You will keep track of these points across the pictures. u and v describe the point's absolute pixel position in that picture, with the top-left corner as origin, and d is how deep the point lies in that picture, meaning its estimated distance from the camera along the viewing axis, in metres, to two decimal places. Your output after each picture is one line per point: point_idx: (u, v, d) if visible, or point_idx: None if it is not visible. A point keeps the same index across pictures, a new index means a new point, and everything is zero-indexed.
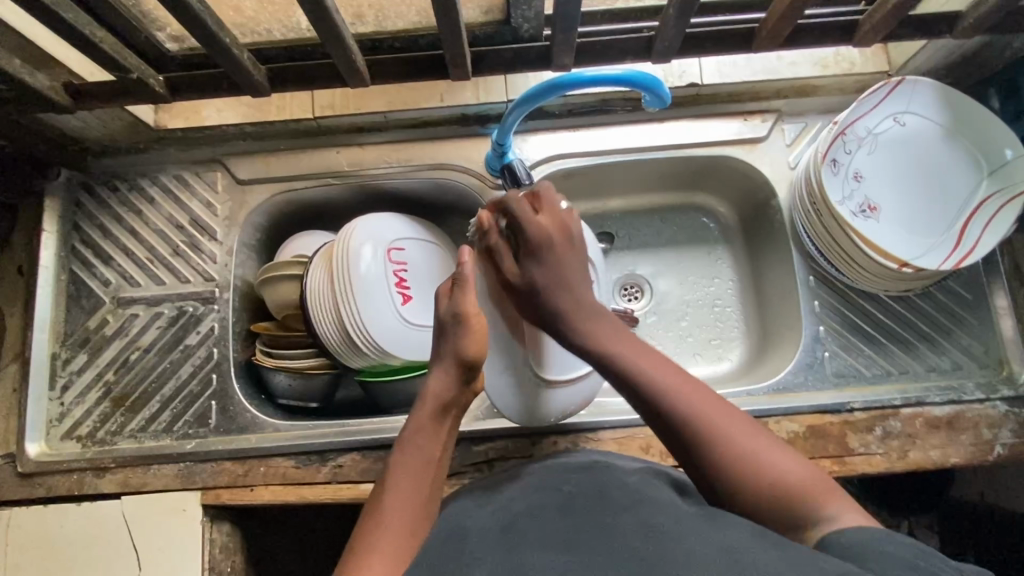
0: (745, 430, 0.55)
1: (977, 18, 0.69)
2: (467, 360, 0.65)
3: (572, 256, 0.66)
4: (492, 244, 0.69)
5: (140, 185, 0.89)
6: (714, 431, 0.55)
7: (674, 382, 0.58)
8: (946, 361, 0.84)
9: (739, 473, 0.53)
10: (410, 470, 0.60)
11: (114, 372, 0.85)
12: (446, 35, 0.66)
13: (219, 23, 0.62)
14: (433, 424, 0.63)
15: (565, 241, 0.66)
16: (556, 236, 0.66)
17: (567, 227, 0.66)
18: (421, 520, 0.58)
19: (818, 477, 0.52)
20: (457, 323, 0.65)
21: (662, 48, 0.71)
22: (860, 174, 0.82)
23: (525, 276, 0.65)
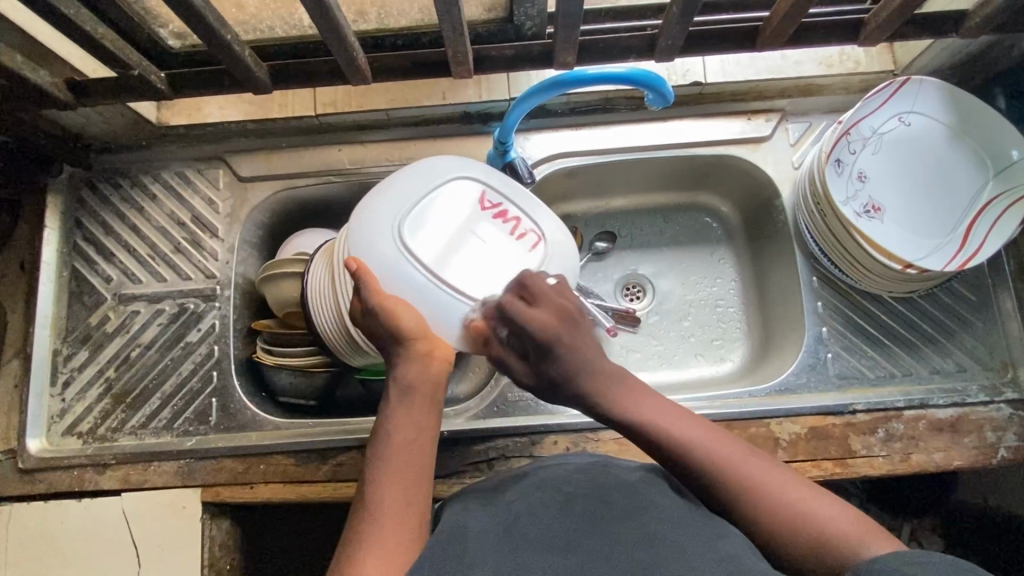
0: (783, 483, 0.54)
1: (984, 17, 0.68)
2: (401, 336, 0.61)
3: (579, 343, 0.62)
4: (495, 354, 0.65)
5: (143, 182, 0.89)
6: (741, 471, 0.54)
7: (707, 437, 0.57)
8: (951, 363, 0.83)
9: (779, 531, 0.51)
10: (390, 457, 0.56)
11: (115, 369, 0.85)
12: (448, 33, 0.65)
13: (220, 19, 0.61)
14: (405, 405, 0.59)
15: (568, 323, 0.62)
16: (558, 330, 0.61)
17: (563, 312, 0.62)
18: (411, 504, 0.54)
19: (856, 521, 0.50)
20: (370, 314, 0.62)
21: (665, 46, 0.71)
22: (864, 174, 0.81)
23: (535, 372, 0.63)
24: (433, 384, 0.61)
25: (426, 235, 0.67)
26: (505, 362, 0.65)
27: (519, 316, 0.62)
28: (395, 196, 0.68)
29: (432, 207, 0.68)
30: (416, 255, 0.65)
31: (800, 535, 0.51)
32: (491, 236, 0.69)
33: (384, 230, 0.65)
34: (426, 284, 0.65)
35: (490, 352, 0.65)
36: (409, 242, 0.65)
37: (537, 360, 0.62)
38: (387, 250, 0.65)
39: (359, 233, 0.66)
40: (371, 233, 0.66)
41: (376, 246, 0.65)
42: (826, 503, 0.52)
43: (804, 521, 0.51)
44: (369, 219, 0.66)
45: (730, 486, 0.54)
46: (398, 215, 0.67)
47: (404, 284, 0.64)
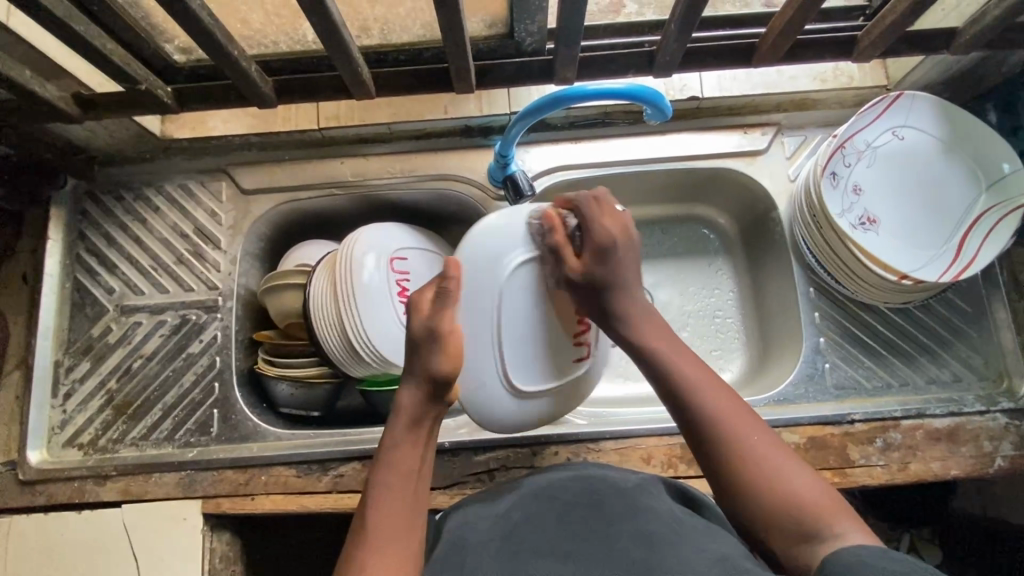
0: (771, 449, 0.54)
1: (974, 34, 0.70)
2: (439, 378, 0.59)
3: (631, 258, 0.64)
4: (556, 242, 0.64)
5: (146, 194, 0.90)
6: (728, 428, 0.55)
7: (705, 378, 0.58)
8: (947, 374, 0.84)
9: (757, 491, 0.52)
10: (391, 484, 0.57)
11: (116, 380, 0.85)
12: (451, 49, 0.67)
13: (226, 35, 0.63)
14: (410, 435, 0.59)
15: (627, 239, 0.64)
16: (619, 236, 0.63)
17: (627, 228, 0.64)
18: (412, 534, 0.55)
19: (832, 496, 0.51)
20: (432, 338, 0.59)
21: (663, 62, 0.72)
22: (859, 187, 0.83)
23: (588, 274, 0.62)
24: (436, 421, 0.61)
25: (522, 305, 0.66)
26: (559, 252, 0.64)
27: (592, 214, 0.64)
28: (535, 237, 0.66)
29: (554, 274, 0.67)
30: (500, 307, 0.65)
31: (774, 502, 0.52)
32: (563, 336, 0.68)
33: (496, 276, 0.64)
34: (485, 334, 0.65)
35: (550, 240, 0.64)
36: (507, 297, 0.65)
37: (593, 263, 0.62)
38: (485, 289, 0.64)
39: (476, 252, 0.65)
40: (485, 270, 0.64)
41: (477, 290, 0.64)
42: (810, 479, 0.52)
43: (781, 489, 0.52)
44: (491, 252, 0.65)
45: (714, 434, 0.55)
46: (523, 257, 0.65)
47: (473, 320, 0.65)
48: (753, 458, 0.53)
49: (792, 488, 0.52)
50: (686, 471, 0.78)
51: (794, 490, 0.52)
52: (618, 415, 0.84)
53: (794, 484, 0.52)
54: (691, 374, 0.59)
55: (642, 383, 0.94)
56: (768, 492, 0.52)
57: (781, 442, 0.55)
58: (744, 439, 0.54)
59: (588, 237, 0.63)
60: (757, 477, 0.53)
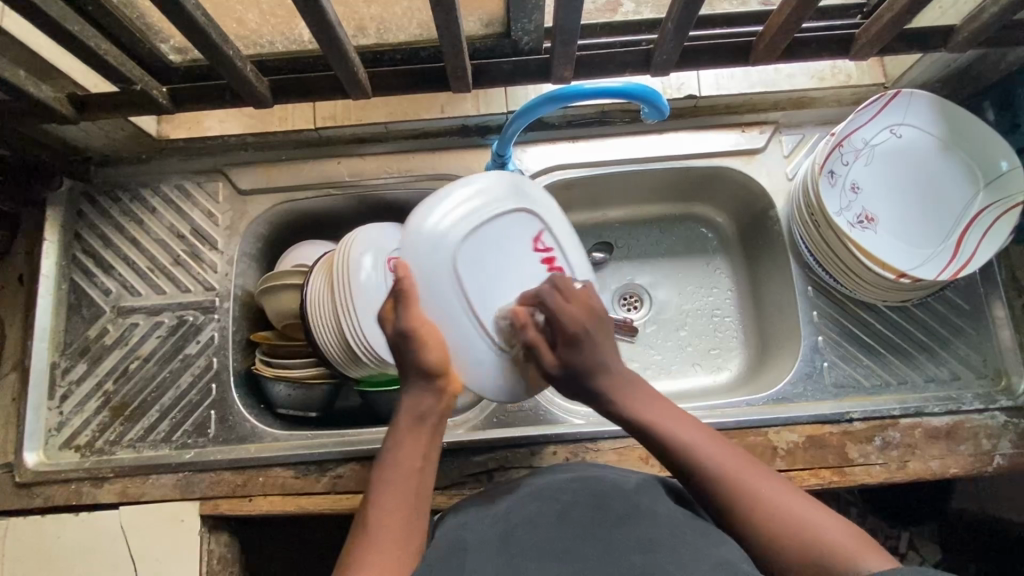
0: (777, 493, 0.54)
1: (971, 32, 0.70)
2: (427, 369, 0.62)
3: (605, 341, 0.66)
4: (530, 341, 0.65)
5: (142, 195, 0.90)
6: (746, 490, 0.55)
7: (702, 438, 0.60)
8: (945, 372, 0.84)
9: (770, 537, 0.52)
10: (393, 481, 0.58)
11: (113, 382, 0.85)
12: (447, 49, 0.66)
13: (221, 35, 0.62)
14: (412, 435, 0.61)
15: (597, 322, 0.66)
16: (590, 324, 0.65)
17: (594, 311, 0.66)
18: (412, 531, 0.55)
19: (855, 535, 0.50)
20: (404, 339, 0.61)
21: (660, 61, 0.72)
22: (857, 185, 0.83)
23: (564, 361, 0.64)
24: (441, 419, 0.63)
25: (478, 269, 0.67)
26: (535, 349, 0.65)
27: (560, 310, 0.64)
28: (464, 208, 0.67)
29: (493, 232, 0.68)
30: (461, 283, 0.65)
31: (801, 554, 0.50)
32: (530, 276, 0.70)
33: (444, 249, 0.65)
34: (460, 311, 0.65)
35: (524, 339, 0.65)
36: (463, 270, 0.66)
37: (565, 350, 0.64)
38: (440, 269, 0.65)
39: (418, 242, 0.65)
40: (432, 253, 0.65)
41: (434, 272, 0.64)
42: (822, 515, 0.52)
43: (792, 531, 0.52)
44: (429, 234, 0.65)
45: (719, 488, 0.56)
46: (459, 228, 0.66)
47: (442, 304, 0.65)
48: (777, 517, 0.53)
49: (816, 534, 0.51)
50: None
51: (820, 535, 0.51)
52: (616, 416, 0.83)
53: (819, 532, 0.51)
54: (688, 435, 0.60)
55: None
56: (795, 544, 0.51)
57: (793, 492, 0.55)
58: (760, 495, 0.55)
59: (561, 329, 0.64)
60: (785, 535, 0.52)
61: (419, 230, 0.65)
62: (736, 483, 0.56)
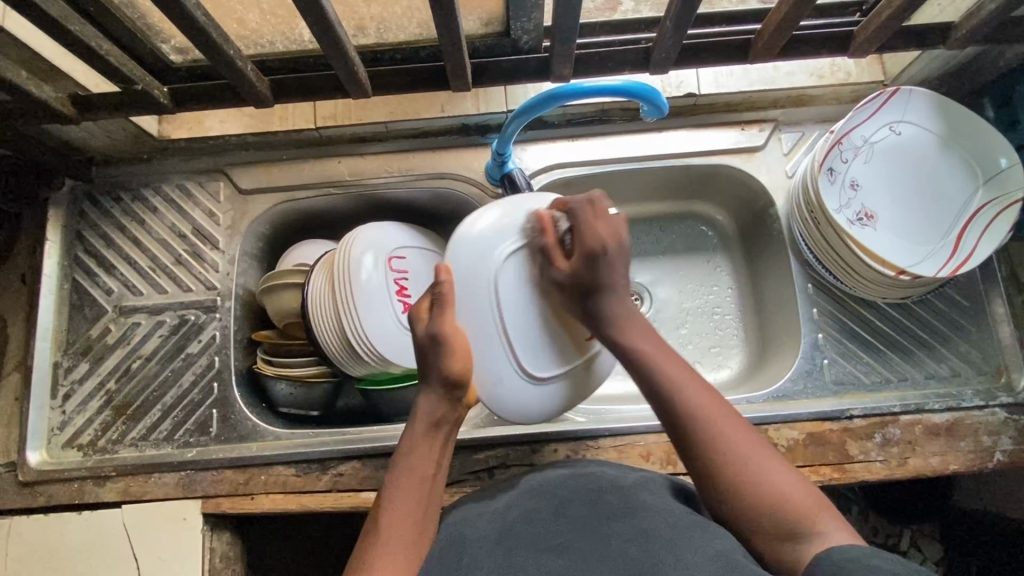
0: (752, 447, 0.55)
1: (970, 29, 0.70)
2: (450, 377, 0.62)
3: (621, 263, 0.66)
4: (548, 243, 0.66)
5: (144, 195, 0.90)
6: (722, 438, 0.56)
7: (686, 380, 0.60)
8: (945, 368, 0.84)
9: (740, 490, 0.53)
10: (405, 485, 0.58)
11: (115, 381, 0.85)
12: (446, 48, 0.67)
13: (222, 35, 0.63)
14: (427, 441, 0.61)
15: (619, 246, 0.66)
16: (611, 241, 0.65)
17: (619, 234, 0.66)
18: (421, 534, 0.55)
19: (812, 492, 0.53)
20: (434, 343, 0.62)
21: (659, 59, 0.72)
22: (857, 183, 0.83)
23: (577, 273, 0.64)
24: (453, 428, 0.63)
25: (517, 296, 0.67)
26: (549, 254, 0.66)
27: (584, 220, 0.66)
28: (517, 227, 0.68)
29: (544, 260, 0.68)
30: (498, 302, 0.66)
31: (759, 501, 0.53)
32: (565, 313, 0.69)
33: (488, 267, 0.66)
34: (490, 328, 0.66)
35: (540, 242, 0.67)
36: (502, 292, 0.66)
37: (582, 264, 0.64)
38: (479, 286, 0.66)
39: (467, 258, 0.66)
40: (475, 269, 0.66)
41: (473, 293, 0.66)
42: (790, 477, 0.54)
43: (761, 487, 0.53)
44: (475, 254, 0.66)
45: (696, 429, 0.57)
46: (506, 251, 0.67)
47: (475, 319, 0.66)
48: (748, 470, 0.54)
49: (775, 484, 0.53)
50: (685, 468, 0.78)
51: (788, 495, 0.52)
52: (616, 414, 0.84)
53: (779, 483, 0.53)
54: (672, 373, 0.60)
55: None
56: (763, 497, 0.53)
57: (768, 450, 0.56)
58: (734, 445, 0.55)
59: (581, 241, 0.65)
60: (752, 488, 0.53)
61: (466, 246, 0.67)
62: (714, 431, 0.56)
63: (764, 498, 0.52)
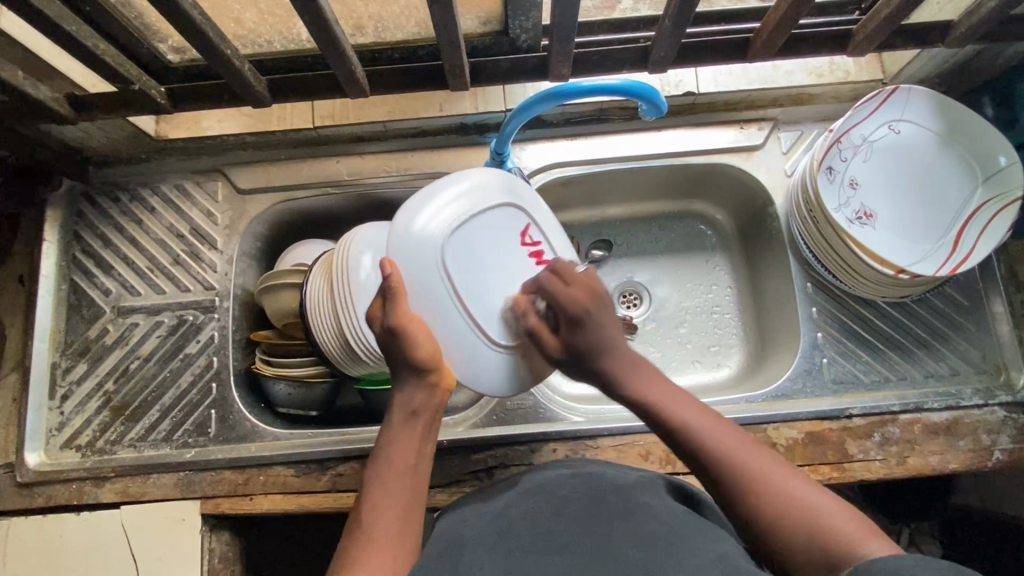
0: (785, 477, 0.52)
1: (969, 28, 0.70)
2: (416, 364, 0.62)
3: (606, 317, 0.64)
4: (530, 328, 0.67)
5: (141, 195, 0.90)
6: (747, 470, 0.53)
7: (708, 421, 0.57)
8: (944, 367, 0.84)
9: (777, 525, 0.50)
10: (388, 477, 0.57)
11: (113, 382, 0.85)
12: (445, 47, 0.66)
13: (219, 35, 0.62)
14: (407, 428, 0.61)
15: (599, 300, 0.65)
16: (589, 302, 0.64)
17: (593, 290, 0.65)
18: (409, 527, 0.55)
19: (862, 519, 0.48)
20: (393, 335, 0.62)
21: (657, 58, 0.72)
22: (856, 181, 0.83)
23: (568, 345, 0.64)
24: (434, 413, 0.63)
25: (465, 266, 0.68)
26: (538, 335, 0.66)
27: (555, 291, 0.65)
28: (446, 203, 0.68)
29: (480, 230, 0.69)
30: (450, 279, 0.66)
31: (802, 532, 0.48)
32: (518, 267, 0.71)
33: (430, 248, 0.65)
34: (451, 307, 0.67)
35: (526, 325, 0.67)
36: (451, 269, 0.66)
37: (568, 332, 0.64)
38: (428, 270, 0.65)
39: (407, 244, 0.65)
40: (417, 255, 0.65)
41: (422, 275, 0.65)
42: (829, 501, 0.50)
43: (796, 517, 0.49)
44: (416, 235, 0.65)
45: (720, 466, 0.54)
46: (444, 228, 0.67)
47: (432, 302, 0.66)
48: (780, 499, 0.50)
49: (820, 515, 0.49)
50: (685, 467, 0.78)
51: (827, 521, 0.48)
52: (614, 413, 0.84)
53: (820, 511, 0.49)
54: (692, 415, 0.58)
55: None
56: (801, 528, 0.49)
57: (804, 479, 0.52)
58: (765, 478, 0.52)
59: (558, 311, 0.65)
60: (789, 520, 0.49)
61: (400, 235, 0.65)
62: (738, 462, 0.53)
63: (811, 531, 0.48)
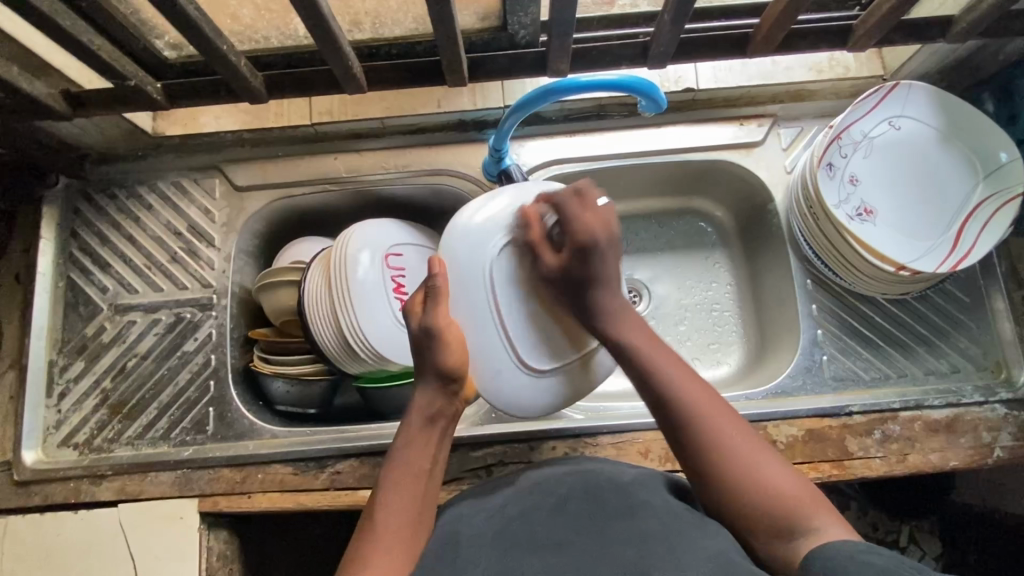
0: (744, 439, 0.55)
1: (970, 23, 0.69)
2: (447, 370, 0.61)
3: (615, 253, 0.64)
4: (534, 236, 0.64)
5: (138, 192, 0.90)
6: (712, 430, 0.55)
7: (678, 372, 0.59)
8: (944, 364, 0.84)
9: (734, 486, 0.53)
10: (403, 481, 0.57)
11: (111, 380, 0.85)
12: (443, 42, 0.66)
13: (216, 30, 0.62)
14: (423, 436, 0.60)
15: (612, 237, 0.64)
16: (603, 232, 0.63)
17: (610, 223, 0.64)
18: (417, 535, 0.54)
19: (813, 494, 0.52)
20: (431, 339, 0.61)
21: (657, 53, 0.72)
22: (856, 177, 0.82)
23: (565, 265, 0.63)
24: (451, 422, 0.62)
25: (515, 281, 0.65)
26: (537, 251, 0.64)
27: (572, 211, 0.64)
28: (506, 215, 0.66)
29: (534, 250, 0.66)
30: (493, 293, 0.64)
31: (755, 497, 0.52)
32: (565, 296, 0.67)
33: (481, 258, 0.64)
34: (488, 322, 0.64)
35: (526, 238, 0.64)
36: (497, 285, 0.64)
37: (576, 261, 0.63)
38: (474, 282, 0.64)
39: (467, 242, 0.64)
40: (466, 261, 0.64)
41: (467, 278, 0.64)
42: (780, 468, 0.54)
43: (752, 481, 0.53)
44: (476, 238, 0.64)
45: (684, 421, 0.56)
46: (498, 242, 0.64)
47: (472, 313, 0.64)
48: (740, 464, 0.54)
49: (777, 486, 0.52)
50: None
51: (779, 489, 0.52)
52: (613, 411, 0.83)
53: (775, 478, 0.53)
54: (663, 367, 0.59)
55: None
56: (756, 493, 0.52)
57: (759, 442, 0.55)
58: (727, 439, 0.55)
59: (571, 232, 0.63)
60: (745, 483, 0.53)
61: (458, 237, 0.64)
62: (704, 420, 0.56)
63: (769, 501, 0.52)
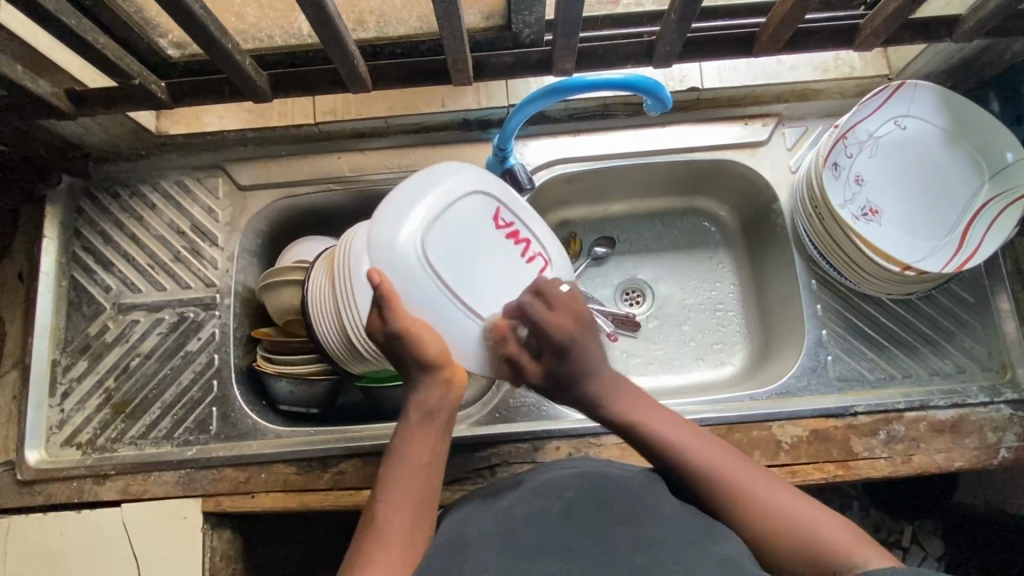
0: (782, 495, 0.56)
1: (977, 22, 0.69)
2: (426, 361, 0.61)
3: (592, 343, 0.66)
4: (512, 353, 0.67)
5: (142, 191, 0.89)
6: (749, 499, 0.56)
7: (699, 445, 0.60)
8: (949, 365, 0.84)
9: (789, 548, 0.53)
10: (404, 479, 0.57)
11: (114, 379, 0.85)
12: (448, 41, 0.66)
13: (221, 29, 0.62)
14: (419, 429, 0.60)
15: (585, 329, 0.66)
16: (576, 331, 0.65)
17: (579, 316, 0.67)
18: (417, 530, 0.55)
19: (856, 533, 0.52)
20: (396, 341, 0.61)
21: (662, 53, 0.71)
22: (861, 177, 0.82)
23: (550, 372, 0.66)
24: (450, 412, 0.62)
25: (449, 256, 0.66)
26: (518, 364, 0.67)
27: (542, 320, 0.65)
28: (413, 200, 0.66)
29: (455, 223, 0.68)
30: (436, 273, 0.65)
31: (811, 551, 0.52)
32: (498, 254, 0.71)
33: (409, 247, 0.64)
34: (446, 301, 0.65)
35: (506, 353, 0.67)
36: (435, 264, 0.65)
37: (556, 362, 0.65)
38: (414, 270, 0.64)
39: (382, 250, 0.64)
40: (397, 254, 0.64)
41: (403, 268, 0.64)
42: (822, 514, 0.54)
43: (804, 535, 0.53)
44: (393, 233, 0.64)
45: (721, 492, 0.57)
46: (417, 227, 0.65)
47: (426, 300, 0.65)
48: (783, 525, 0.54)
49: (826, 536, 0.52)
50: None
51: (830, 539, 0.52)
52: None
53: (824, 529, 0.53)
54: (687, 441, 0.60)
55: (644, 376, 0.93)
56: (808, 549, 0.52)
57: (798, 495, 0.56)
58: (766, 500, 0.55)
59: (545, 340, 0.65)
60: (796, 542, 0.53)
61: (382, 239, 0.64)
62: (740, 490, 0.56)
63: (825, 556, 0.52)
